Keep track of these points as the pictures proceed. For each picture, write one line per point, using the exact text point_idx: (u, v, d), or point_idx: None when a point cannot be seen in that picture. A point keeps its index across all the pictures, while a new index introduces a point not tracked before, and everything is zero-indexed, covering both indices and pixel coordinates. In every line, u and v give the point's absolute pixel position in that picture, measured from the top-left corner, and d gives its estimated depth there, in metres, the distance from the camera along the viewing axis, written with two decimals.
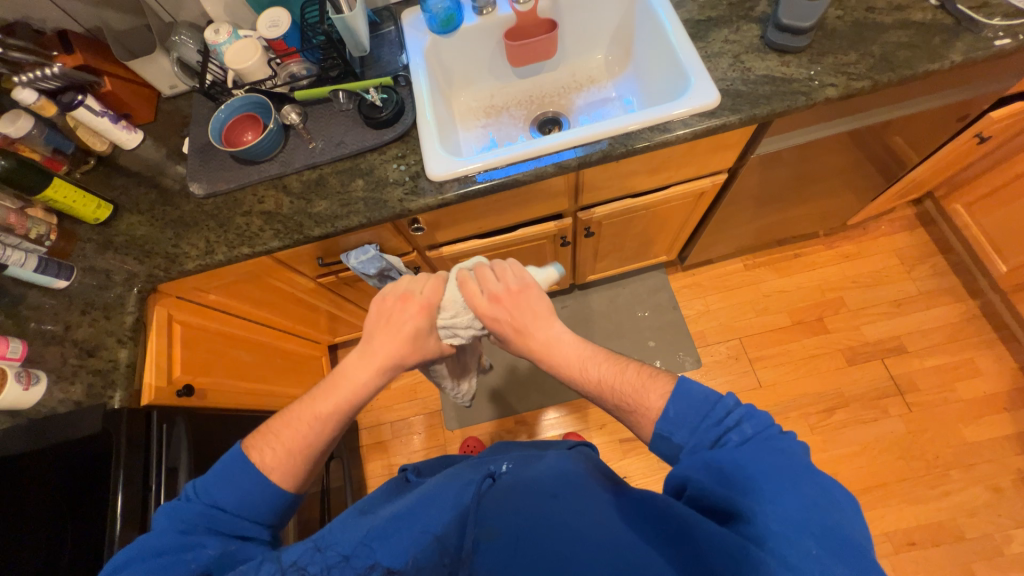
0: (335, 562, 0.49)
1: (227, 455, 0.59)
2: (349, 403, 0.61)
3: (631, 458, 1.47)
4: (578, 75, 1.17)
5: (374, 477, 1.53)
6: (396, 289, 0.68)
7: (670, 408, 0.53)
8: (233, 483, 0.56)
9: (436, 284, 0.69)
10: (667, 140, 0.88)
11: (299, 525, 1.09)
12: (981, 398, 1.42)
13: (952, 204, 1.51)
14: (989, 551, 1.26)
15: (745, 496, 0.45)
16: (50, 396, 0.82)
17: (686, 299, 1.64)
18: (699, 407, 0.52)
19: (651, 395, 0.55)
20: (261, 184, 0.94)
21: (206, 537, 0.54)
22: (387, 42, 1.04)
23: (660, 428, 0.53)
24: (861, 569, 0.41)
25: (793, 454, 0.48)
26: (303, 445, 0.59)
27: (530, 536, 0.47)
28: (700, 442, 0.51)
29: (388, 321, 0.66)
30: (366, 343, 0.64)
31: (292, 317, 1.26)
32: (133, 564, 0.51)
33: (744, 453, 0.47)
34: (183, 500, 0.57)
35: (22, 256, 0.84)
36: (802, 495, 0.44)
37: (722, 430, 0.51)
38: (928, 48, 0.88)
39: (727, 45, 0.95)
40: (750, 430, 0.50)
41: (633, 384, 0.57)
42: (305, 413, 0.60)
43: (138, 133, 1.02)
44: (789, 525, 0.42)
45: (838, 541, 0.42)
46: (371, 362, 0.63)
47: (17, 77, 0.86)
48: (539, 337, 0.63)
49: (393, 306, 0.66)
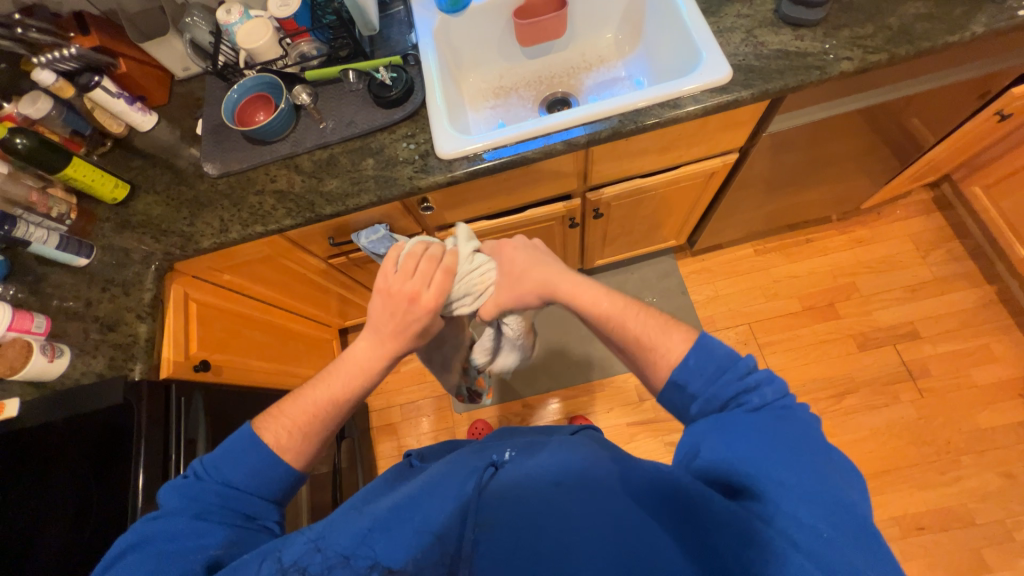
0: (335, 562, 0.47)
1: (237, 434, 0.59)
2: (362, 387, 0.62)
3: (639, 441, 1.47)
4: (587, 55, 1.16)
5: (385, 458, 1.56)
6: (401, 285, 0.62)
7: (690, 357, 0.54)
8: (242, 462, 0.57)
9: (442, 282, 0.63)
10: (677, 116, 0.88)
11: (312, 501, 1.12)
12: (996, 384, 1.40)
13: (971, 186, 1.48)
14: (999, 537, 1.25)
15: (757, 477, 0.46)
16: (73, 368, 0.85)
17: (695, 285, 1.63)
18: (720, 362, 0.53)
19: (675, 336, 0.57)
20: (273, 164, 0.95)
21: (214, 525, 0.54)
22: (396, 22, 1.04)
23: (678, 376, 0.54)
24: (871, 551, 0.41)
25: (809, 428, 0.50)
26: (319, 429, 0.61)
27: (533, 527, 0.48)
28: (716, 395, 0.52)
29: (396, 316, 0.62)
30: (375, 330, 0.63)
31: (304, 298, 1.28)
32: (143, 549, 0.51)
33: (760, 423, 0.49)
34: (189, 477, 0.58)
35: (44, 234, 0.86)
36: (816, 471, 0.45)
37: (744, 388, 0.52)
38: (948, 20, 0.85)
39: (739, 20, 0.93)
40: (770, 396, 0.51)
41: (658, 326, 0.58)
42: (317, 398, 0.61)
43: (153, 115, 1.04)
44: (796, 503, 0.43)
45: (848, 518, 0.43)
46: (383, 350, 0.63)
47: (37, 59, 0.90)
48: (562, 278, 0.64)
49: (397, 304, 0.62)
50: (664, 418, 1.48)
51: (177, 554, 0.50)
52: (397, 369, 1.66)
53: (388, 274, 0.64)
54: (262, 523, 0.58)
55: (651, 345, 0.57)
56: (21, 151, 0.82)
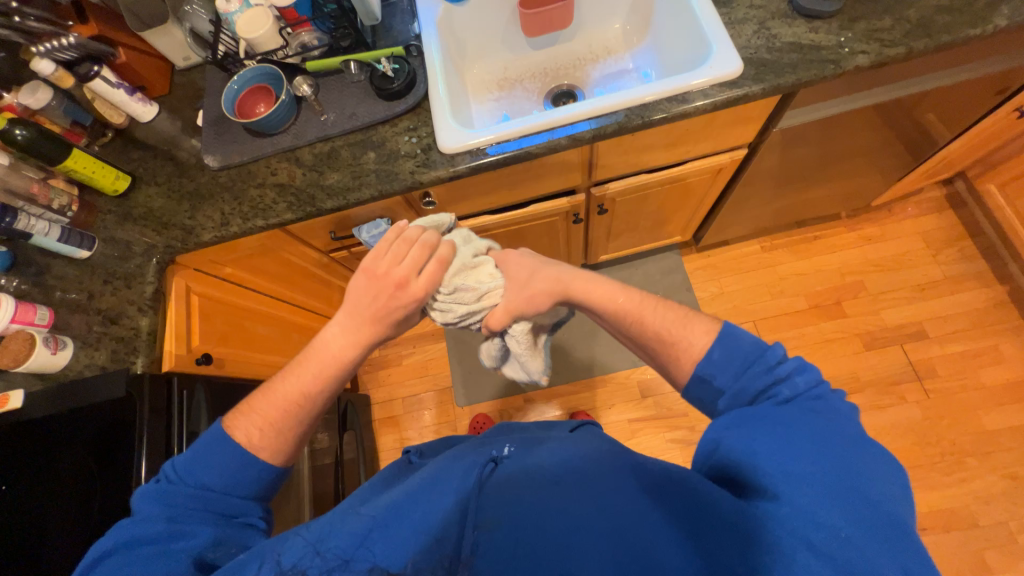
0: (335, 565, 0.46)
1: (206, 434, 0.60)
2: (334, 376, 0.62)
3: (640, 438, 1.47)
4: (594, 46, 1.14)
5: (387, 450, 1.57)
6: (391, 268, 0.63)
7: (715, 350, 0.54)
8: (213, 462, 0.58)
9: (432, 273, 0.64)
10: (685, 111, 0.85)
11: (314, 493, 1.12)
12: (1003, 385, 1.38)
13: (985, 184, 1.45)
14: (1001, 539, 1.24)
15: (772, 474, 0.45)
16: (76, 360, 0.85)
17: (700, 281, 1.61)
18: (745, 355, 0.53)
19: (695, 328, 0.57)
20: (274, 156, 0.94)
21: (199, 526, 0.54)
22: (399, 11, 1.02)
23: (703, 370, 0.54)
24: (897, 550, 0.40)
25: (846, 416, 0.48)
26: (291, 423, 0.61)
27: (530, 529, 0.47)
28: (744, 389, 0.52)
29: (375, 298, 0.62)
30: (348, 317, 0.63)
31: (305, 291, 1.28)
32: (119, 553, 0.51)
33: (784, 414, 0.48)
34: (162, 483, 0.57)
35: (46, 226, 0.86)
36: (835, 465, 0.43)
37: (772, 379, 0.51)
38: (969, 12, 0.82)
39: (752, 11, 0.90)
40: (801, 385, 0.50)
41: (677, 319, 0.59)
42: (290, 390, 0.61)
43: (153, 106, 1.02)
44: (814, 500, 0.42)
45: (872, 514, 0.41)
46: (357, 341, 0.63)
47: (35, 47, 0.87)
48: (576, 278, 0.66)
49: (382, 291, 0.62)
50: (665, 416, 1.48)
51: (157, 560, 0.49)
52: (400, 362, 1.66)
53: (377, 257, 0.64)
54: (246, 520, 0.58)
55: (674, 339, 0.58)
56: (20, 141, 0.81)
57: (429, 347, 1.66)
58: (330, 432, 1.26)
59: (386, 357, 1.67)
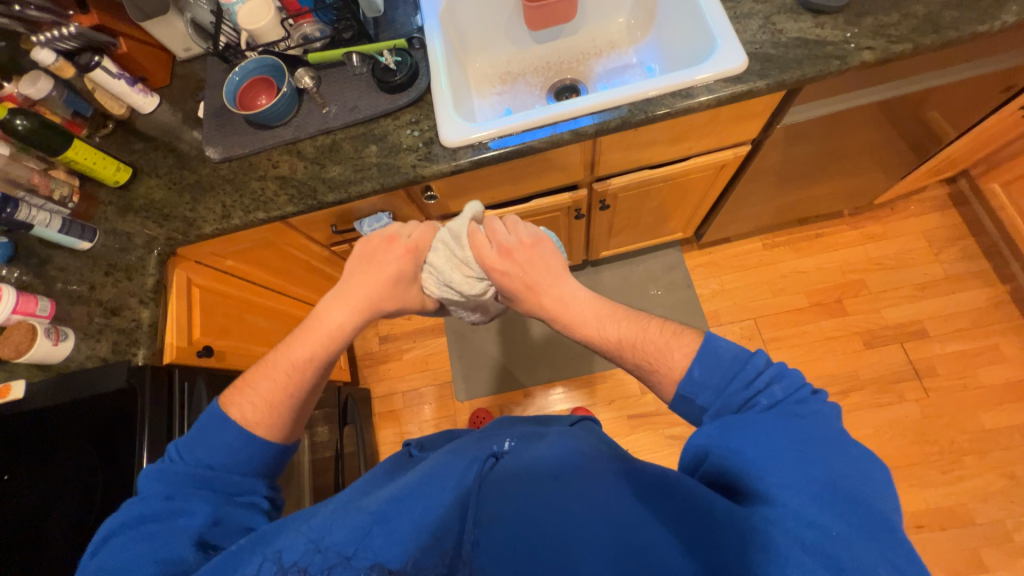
0: (335, 563, 0.46)
1: (205, 414, 0.60)
2: (329, 344, 0.63)
3: (640, 433, 1.48)
4: (598, 40, 1.13)
5: (387, 444, 1.57)
6: (383, 231, 0.71)
7: (694, 368, 0.52)
8: (214, 440, 0.58)
9: (424, 230, 0.73)
10: (689, 106, 0.85)
11: (314, 486, 1.13)
12: (1003, 384, 1.38)
13: (989, 183, 1.44)
14: (998, 537, 1.25)
15: (762, 478, 0.45)
16: (77, 352, 0.85)
17: (701, 278, 1.61)
18: (726, 368, 0.52)
19: (675, 352, 0.55)
20: (275, 149, 0.93)
21: (199, 503, 0.54)
22: (402, 3, 1.01)
23: (685, 390, 0.53)
24: (887, 548, 0.40)
25: (827, 418, 0.48)
26: (284, 396, 0.61)
27: (530, 525, 0.47)
28: (727, 405, 0.51)
29: (372, 261, 0.68)
30: (343, 285, 0.66)
31: (306, 284, 1.28)
32: (122, 532, 0.52)
33: (770, 419, 0.48)
34: (166, 462, 0.58)
35: (47, 217, 0.86)
36: (825, 467, 0.44)
37: (752, 392, 0.50)
38: (977, 8, 0.82)
39: (757, 6, 0.90)
40: (780, 394, 0.50)
41: (657, 341, 0.56)
42: (283, 361, 0.62)
43: (154, 97, 1.02)
44: (805, 501, 0.42)
45: (862, 514, 0.41)
46: (351, 306, 0.64)
47: (36, 37, 0.88)
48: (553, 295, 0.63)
49: (378, 248, 0.69)
50: (664, 412, 1.48)
51: (161, 535, 0.51)
52: (400, 356, 1.66)
53: (371, 229, 0.72)
54: (249, 498, 0.58)
55: (654, 365, 0.55)
56: (20, 132, 0.81)
57: (430, 342, 1.66)
58: (330, 426, 1.26)
59: (387, 352, 1.67)
